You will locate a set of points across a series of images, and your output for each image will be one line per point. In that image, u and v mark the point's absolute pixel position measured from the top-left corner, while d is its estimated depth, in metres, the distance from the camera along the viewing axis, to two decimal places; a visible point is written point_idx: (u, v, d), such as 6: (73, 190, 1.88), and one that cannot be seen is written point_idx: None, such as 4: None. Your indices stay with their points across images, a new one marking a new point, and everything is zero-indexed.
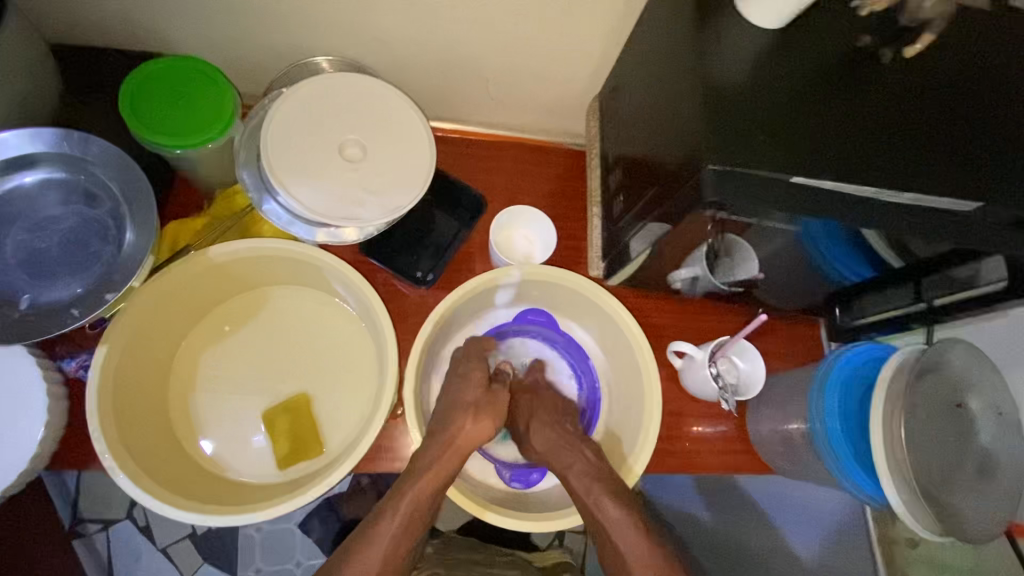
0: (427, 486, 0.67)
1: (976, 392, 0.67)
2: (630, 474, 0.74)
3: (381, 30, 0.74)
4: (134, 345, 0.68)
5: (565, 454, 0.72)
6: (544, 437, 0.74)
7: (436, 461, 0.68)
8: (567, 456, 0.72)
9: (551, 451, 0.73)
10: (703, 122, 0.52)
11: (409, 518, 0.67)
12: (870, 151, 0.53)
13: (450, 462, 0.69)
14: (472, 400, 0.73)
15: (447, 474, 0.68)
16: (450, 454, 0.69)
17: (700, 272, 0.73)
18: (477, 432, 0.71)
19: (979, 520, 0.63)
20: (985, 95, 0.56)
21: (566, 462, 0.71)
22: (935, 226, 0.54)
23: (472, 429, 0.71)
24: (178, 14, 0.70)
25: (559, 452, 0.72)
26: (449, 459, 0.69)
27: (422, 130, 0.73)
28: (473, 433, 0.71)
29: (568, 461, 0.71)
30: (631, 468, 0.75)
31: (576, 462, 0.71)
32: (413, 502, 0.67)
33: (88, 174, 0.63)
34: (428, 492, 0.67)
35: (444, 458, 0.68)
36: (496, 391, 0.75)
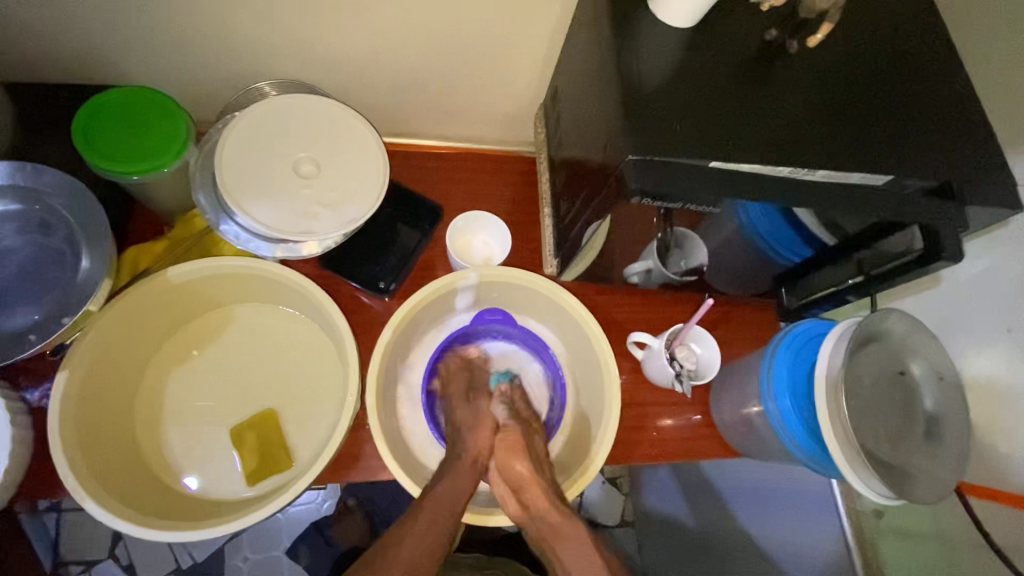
0: (445, 493, 0.66)
1: (917, 357, 0.69)
2: (594, 462, 0.75)
3: (327, 53, 0.77)
4: (95, 370, 0.69)
5: (527, 492, 0.68)
6: (512, 475, 0.69)
7: (449, 479, 0.68)
8: (535, 496, 0.68)
9: (521, 494, 0.68)
10: (623, 115, 0.56)
11: (434, 534, 0.63)
12: (781, 135, 0.57)
13: (464, 474, 0.69)
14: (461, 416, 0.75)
15: (466, 488, 0.68)
16: (465, 468, 0.70)
17: (653, 264, 0.76)
18: (483, 445, 0.72)
19: (934, 483, 0.64)
20: (887, 82, 0.61)
21: (528, 502, 0.68)
22: (851, 200, 0.57)
23: (472, 438, 0.73)
24: (127, 48, 0.73)
25: (524, 493, 0.68)
26: (464, 472, 0.69)
27: (374, 144, 0.75)
28: (479, 444, 0.72)
29: (532, 504, 0.68)
30: (591, 462, 0.75)
31: (538, 505, 0.67)
32: (435, 513, 0.65)
33: (43, 205, 0.65)
34: (447, 500, 0.66)
35: (457, 474, 0.69)
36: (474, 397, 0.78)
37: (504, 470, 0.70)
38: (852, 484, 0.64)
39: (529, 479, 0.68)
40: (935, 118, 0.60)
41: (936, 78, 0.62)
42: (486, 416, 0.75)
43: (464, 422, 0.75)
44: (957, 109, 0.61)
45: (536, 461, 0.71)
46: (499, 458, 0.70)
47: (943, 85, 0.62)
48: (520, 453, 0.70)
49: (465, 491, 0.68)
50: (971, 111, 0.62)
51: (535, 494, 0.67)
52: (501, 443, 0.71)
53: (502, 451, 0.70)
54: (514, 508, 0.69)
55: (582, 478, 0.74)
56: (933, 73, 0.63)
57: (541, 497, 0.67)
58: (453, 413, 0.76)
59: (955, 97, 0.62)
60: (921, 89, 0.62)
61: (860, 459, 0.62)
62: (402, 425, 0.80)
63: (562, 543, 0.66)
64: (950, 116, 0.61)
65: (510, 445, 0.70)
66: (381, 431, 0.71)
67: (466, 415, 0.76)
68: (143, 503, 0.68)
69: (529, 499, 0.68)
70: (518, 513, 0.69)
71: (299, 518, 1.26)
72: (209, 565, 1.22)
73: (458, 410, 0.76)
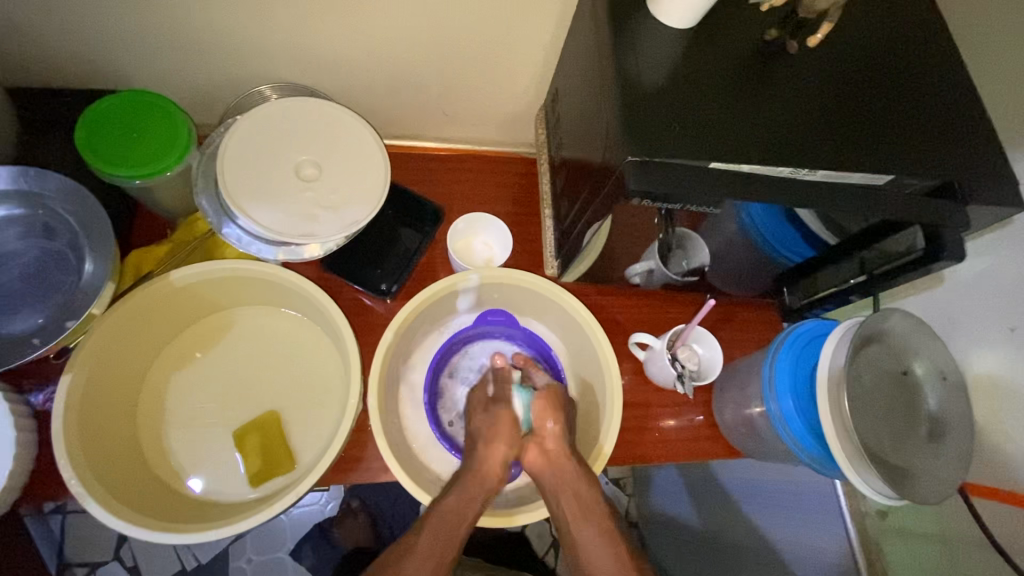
0: (453, 508, 0.66)
1: (920, 357, 0.69)
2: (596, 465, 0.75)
3: (327, 57, 0.77)
4: (99, 373, 0.69)
5: (548, 443, 0.72)
6: (541, 428, 0.72)
7: (457, 494, 0.67)
8: (557, 447, 0.71)
9: (543, 447, 0.71)
10: (623, 116, 0.56)
11: (439, 548, 0.64)
12: (782, 135, 0.56)
13: (473, 493, 0.67)
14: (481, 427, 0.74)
15: (476, 504, 0.67)
16: (475, 486, 0.68)
17: (654, 265, 0.76)
18: (496, 464, 0.71)
19: (938, 484, 0.63)
20: (889, 81, 0.61)
21: (550, 449, 0.71)
22: (854, 200, 0.57)
23: (486, 456, 0.71)
24: (128, 52, 0.73)
25: (548, 444, 0.72)
26: (471, 491, 0.68)
27: (375, 146, 0.75)
28: (489, 463, 0.70)
29: (557, 460, 0.71)
30: (603, 449, 0.75)
31: (559, 455, 0.71)
32: (440, 527, 0.64)
33: (46, 209, 0.66)
34: (456, 514, 0.65)
35: (465, 490, 0.67)
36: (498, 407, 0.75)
37: (535, 424, 0.73)
38: (854, 484, 0.63)
39: (555, 435, 0.72)
40: (937, 117, 0.60)
41: (936, 77, 0.62)
42: (504, 432, 0.73)
43: (480, 435, 0.73)
44: (959, 108, 0.61)
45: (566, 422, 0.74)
46: (534, 413, 0.73)
47: (945, 84, 0.62)
48: (556, 412, 0.74)
49: (473, 509, 0.66)
50: (973, 110, 0.61)
51: (558, 446, 0.71)
52: (540, 398, 0.75)
53: (538, 408, 0.74)
54: (534, 458, 0.72)
55: (600, 455, 0.75)
56: (933, 72, 0.63)
57: (563, 449, 0.71)
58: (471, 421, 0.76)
59: (957, 96, 0.62)
60: (922, 88, 0.61)
61: (861, 460, 0.62)
62: (404, 426, 0.80)
63: (569, 491, 0.69)
64: (953, 115, 0.61)
65: (546, 402, 0.74)
66: (382, 433, 0.72)
67: (484, 424, 0.74)
68: (146, 505, 0.69)
69: (550, 449, 0.71)
70: (537, 462, 0.72)
71: (302, 519, 1.27)
72: (213, 566, 1.23)
73: (477, 417, 0.76)
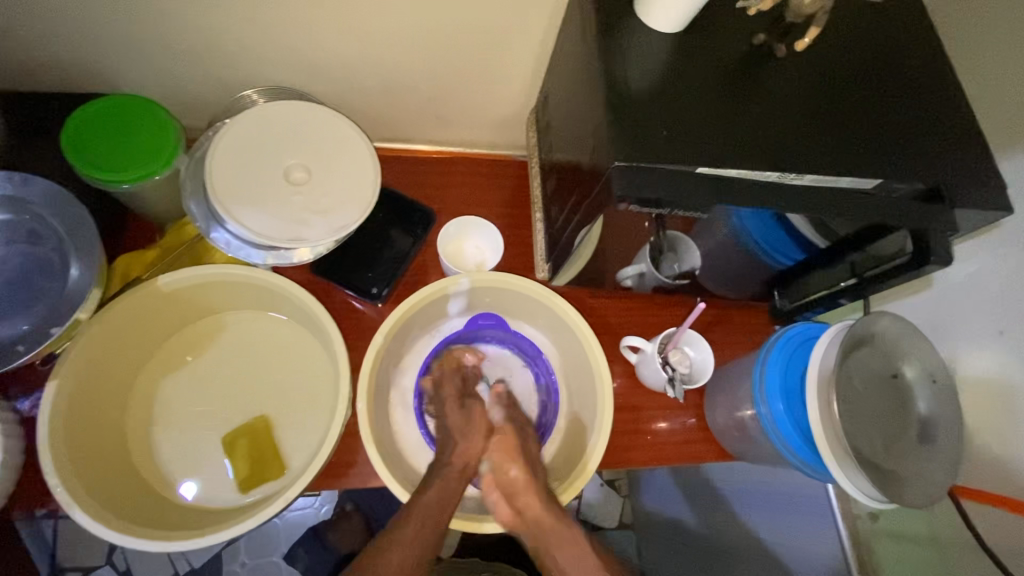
0: (433, 502, 0.66)
1: (910, 359, 0.69)
2: (583, 474, 0.74)
3: (317, 60, 0.77)
4: (86, 378, 0.69)
5: (521, 497, 0.69)
6: (506, 478, 0.70)
7: (437, 488, 0.68)
8: (529, 500, 0.69)
9: (514, 499, 0.69)
10: (610, 121, 0.55)
11: (423, 543, 0.64)
12: (770, 140, 0.56)
13: (452, 484, 0.69)
14: (454, 423, 0.74)
15: (453, 497, 0.67)
16: (451, 475, 0.69)
17: (646, 268, 0.76)
18: (471, 455, 0.72)
19: (926, 487, 0.63)
20: (876, 85, 0.61)
21: (522, 507, 0.69)
22: (842, 205, 0.57)
23: (463, 447, 0.72)
24: (116, 56, 0.73)
25: (519, 499, 0.69)
26: (451, 482, 0.69)
27: (365, 150, 0.75)
28: (467, 453, 0.72)
29: (528, 510, 0.68)
30: (585, 463, 0.75)
31: (534, 510, 0.68)
32: (422, 520, 0.65)
33: (31, 214, 0.65)
34: (434, 507, 0.66)
35: (444, 483, 0.68)
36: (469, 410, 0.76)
37: (497, 472, 0.71)
38: (843, 486, 0.63)
39: (524, 484, 0.70)
40: (924, 121, 0.60)
41: (923, 80, 0.62)
42: (479, 428, 0.74)
43: (454, 429, 0.74)
44: (947, 112, 0.61)
45: (529, 464, 0.72)
46: (494, 460, 0.71)
47: (933, 88, 0.62)
48: (516, 455, 0.72)
49: (451, 502, 0.67)
50: (961, 114, 0.62)
51: (529, 499, 0.69)
52: (497, 443, 0.72)
53: (498, 453, 0.72)
54: (507, 515, 0.70)
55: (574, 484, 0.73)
56: (920, 75, 0.63)
57: (535, 499, 0.69)
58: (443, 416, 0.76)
59: (944, 101, 0.62)
60: (910, 93, 0.62)
61: (853, 463, 0.62)
62: (395, 431, 0.80)
63: (559, 547, 0.68)
64: (940, 119, 0.61)
65: (505, 447, 0.72)
66: (372, 438, 0.71)
67: (458, 420, 0.74)
68: (133, 512, 0.68)
69: (523, 506, 0.69)
70: (511, 519, 0.70)
71: (296, 522, 1.26)
72: (206, 570, 1.22)
73: (449, 413, 0.76)
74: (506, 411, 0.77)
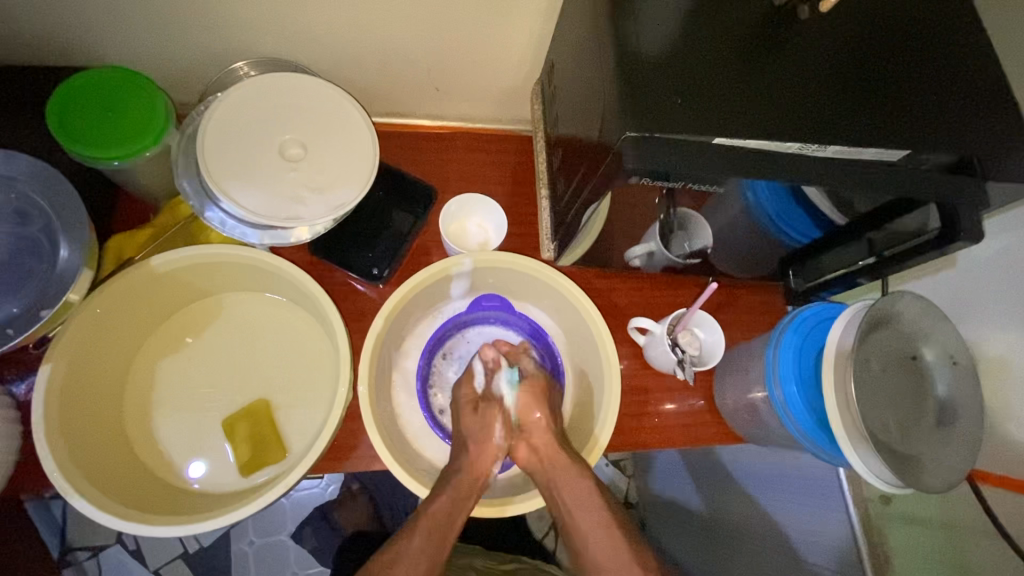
0: (442, 512, 0.64)
1: (929, 341, 0.66)
2: (596, 445, 0.73)
3: (311, 30, 0.73)
4: (80, 362, 0.67)
5: (536, 438, 0.70)
6: (528, 422, 0.71)
7: (449, 494, 0.66)
8: (546, 442, 0.70)
9: (531, 440, 0.70)
10: (621, 88, 0.52)
11: (429, 552, 0.62)
12: (792, 107, 0.53)
13: (464, 494, 0.66)
14: (473, 428, 0.72)
15: (465, 507, 0.65)
16: (466, 485, 0.67)
17: (654, 247, 0.73)
18: (485, 462, 0.70)
19: (942, 471, 0.61)
20: (906, 48, 0.58)
21: (539, 445, 0.70)
22: (866, 177, 0.54)
23: (478, 455, 0.70)
24: (100, 28, 0.70)
25: (536, 438, 0.70)
26: (463, 497, 0.66)
27: (363, 125, 0.72)
28: (481, 460, 0.69)
29: (545, 450, 0.70)
30: (597, 440, 0.73)
31: (548, 449, 0.69)
32: (431, 530, 0.63)
33: (17, 194, 0.63)
34: (445, 517, 0.64)
35: (456, 488, 0.66)
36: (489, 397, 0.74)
37: (521, 417, 0.71)
38: (854, 467, 0.62)
39: (543, 425, 0.71)
40: (957, 88, 0.57)
41: (957, 43, 0.59)
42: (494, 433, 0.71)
43: (470, 437, 0.71)
44: (981, 78, 0.58)
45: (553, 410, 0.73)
46: (516, 407, 0.72)
47: (965, 51, 0.58)
48: (541, 401, 0.72)
49: (463, 508, 0.65)
50: (995, 79, 0.58)
51: (544, 437, 0.70)
52: (524, 391, 0.72)
53: (524, 401, 0.72)
54: (525, 455, 0.71)
55: (596, 446, 0.73)
56: (954, 38, 0.59)
57: (551, 441, 0.70)
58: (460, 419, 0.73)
59: (980, 64, 0.58)
60: (941, 57, 0.58)
61: (868, 447, 0.60)
62: (397, 414, 0.78)
63: (568, 489, 0.67)
64: (973, 85, 0.57)
65: (531, 394, 0.72)
66: (373, 422, 0.70)
67: (473, 425, 0.72)
68: (134, 496, 0.68)
69: (539, 444, 0.70)
70: (528, 459, 0.71)
71: (302, 502, 1.26)
72: (216, 548, 1.23)
73: (466, 419, 0.73)
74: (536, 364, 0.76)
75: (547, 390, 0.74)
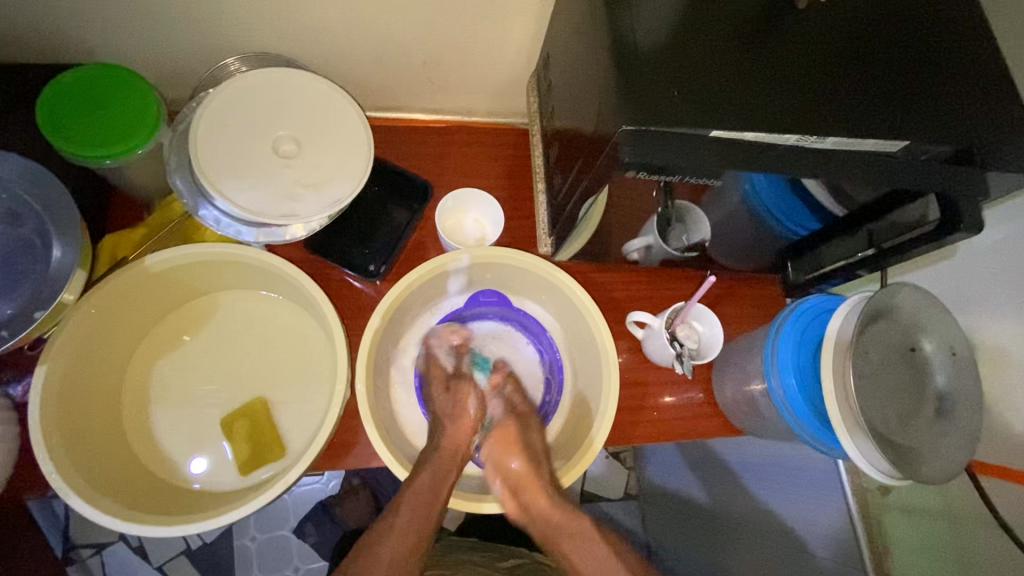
0: (426, 487, 0.65)
1: (928, 332, 0.66)
2: (591, 448, 0.72)
3: (305, 24, 0.72)
4: (76, 362, 0.67)
5: (520, 483, 0.70)
6: (507, 473, 0.71)
7: (431, 470, 0.67)
8: (535, 495, 0.69)
9: (519, 493, 0.69)
10: (618, 80, 0.51)
11: (410, 536, 0.64)
12: (790, 96, 0.52)
13: (445, 468, 0.68)
14: (444, 411, 0.74)
15: (448, 481, 0.66)
16: (445, 462, 0.69)
17: (653, 240, 0.72)
18: (461, 439, 0.72)
19: (940, 462, 0.61)
20: (905, 36, 0.57)
21: (528, 501, 0.69)
22: (865, 168, 0.53)
23: (453, 431, 0.72)
24: (90, 25, 0.69)
25: (523, 492, 0.69)
26: (446, 468, 0.68)
27: (357, 121, 0.71)
28: (457, 434, 0.72)
29: (531, 501, 0.69)
30: (591, 442, 0.72)
31: (543, 506, 0.69)
32: (415, 506, 0.64)
33: (9, 194, 0.62)
34: (427, 493, 0.65)
35: (438, 465, 0.68)
36: (457, 389, 0.76)
37: (499, 465, 0.72)
38: (852, 457, 0.62)
39: (524, 472, 0.70)
40: (957, 74, 0.56)
41: (957, 31, 0.58)
42: (466, 409, 0.75)
43: (444, 414, 0.74)
44: (981, 65, 0.57)
45: (530, 449, 0.73)
46: (495, 450, 0.73)
47: (967, 38, 0.58)
48: (514, 447, 0.73)
49: (447, 481, 0.67)
50: (995, 67, 0.57)
51: (533, 494, 0.69)
52: (496, 437, 0.74)
53: (497, 444, 0.73)
54: (514, 509, 0.69)
55: (590, 449, 0.71)
56: (953, 25, 0.58)
57: (537, 487, 0.69)
58: (431, 399, 0.76)
59: (980, 51, 0.58)
60: (942, 44, 0.57)
61: (866, 438, 0.60)
62: (396, 411, 0.78)
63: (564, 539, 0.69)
64: (973, 73, 0.56)
65: (506, 439, 0.73)
66: (372, 419, 0.69)
67: (446, 402, 0.75)
68: (133, 496, 0.68)
69: (529, 501, 0.69)
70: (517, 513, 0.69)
71: (304, 498, 1.26)
72: (219, 544, 1.24)
73: (437, 396, 0.76)
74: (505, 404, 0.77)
75: (522, 428, 0.75)
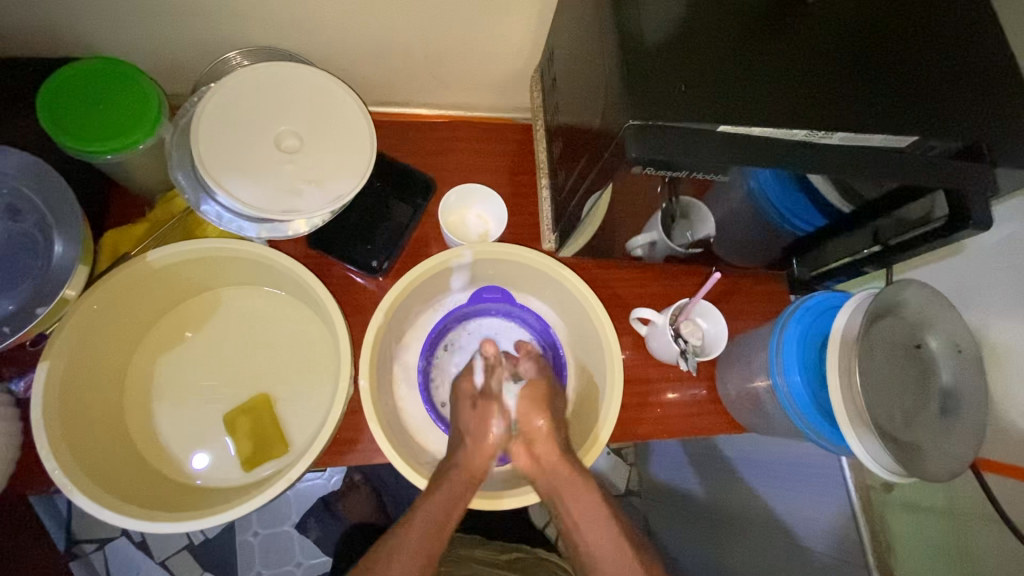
0: (441, 504, 0.64)
1: (934, 329, 0.66)
2: (596, 440, 0.72)
3: (307, 19, 0.72)
4: (77, 358, 0.67)
5: (540, 447, 0.67)
6: (530, 427, 0.68)
7: (447, 486, 0.65)
8: (548, 450, 0.67)
9: (532, 447, 0.68)
10: (624, 75, 0.51)
11: (426, 547, 0.62)
12: (797, 91, 0.52)
13: (460, 490, 0.65)
14: (466, 423, 0.70)
15: (462, 503, 0.65)
16: (462, 481, 0.66)
17: (657, 237, 0.72)
18: (480, 461, 0.68)
19: (947, 460, 0.60)
20: (913, 31, 0.56)
21: (540, 454, 0.67)
22: (872, 164, 0.53)
23: (473, 450, 0.68)
24: (90, 18, 0.68)
25: (537, 446, 0.68)
26: (461, 490, 0.66)
27: (360, 116, 0.71)
28: (480, 455, 0.68)
29: (546, 459, 0.67)
30: (597, 436, 0.72)
31: (558, 467, 0.66)
32: (431, 519, 0.63)
33: (10, 189, 0.62)
34: (441, 509, 0.64)
35: (453, 484, 0.65)
36: (482, 404, 0.70)
37: (521, 424, 0.68)
38: (858, 455, 0.61)
39: (547, 435, 0.67)
40: (967, 69, 0.56)
41: (965, 25, 0.58)
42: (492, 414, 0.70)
43: (467, 432, 0.69)
44: (990, 60, 0.56)
45: (555, 416, 0.70)
46: (520, 411, 0.69)
47: (975, 33, 0.57)
48: (544, 406, 0.69)
49: (462, 500, 0.65)
50: (1004, 62, 0.57)
51: (548, 448, 0.67)
52: (525, 393, 0.70)
53: (525, 403, 0.69)
54: (526, 463, 0.68)
55: (595, 444, 0.72)
56: (961, 20, 0.58)
57: (554, 452, 0.67)
58: (458, 416, 0.71)
59: (989, 46, 0.57)
60: (950, 38, 0.57)
61: (872, 436, 0.60)
62: (398, 407, 0.78)
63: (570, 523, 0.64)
64: (981, 68, 0.56)
65: (533, 397, 0.70)
66: (375, 416, 0.69)
67: (472, 419, 0.70)
68: (135, 493, 0.68)
69: (543, 455, 0.67)
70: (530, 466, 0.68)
71: (306, 493, 1.27)
72: (221, 540, 1.24)
73: (464, 413, 0.71)
74: (535, 368, 0.74)
75: (550, 395, 0.71)
